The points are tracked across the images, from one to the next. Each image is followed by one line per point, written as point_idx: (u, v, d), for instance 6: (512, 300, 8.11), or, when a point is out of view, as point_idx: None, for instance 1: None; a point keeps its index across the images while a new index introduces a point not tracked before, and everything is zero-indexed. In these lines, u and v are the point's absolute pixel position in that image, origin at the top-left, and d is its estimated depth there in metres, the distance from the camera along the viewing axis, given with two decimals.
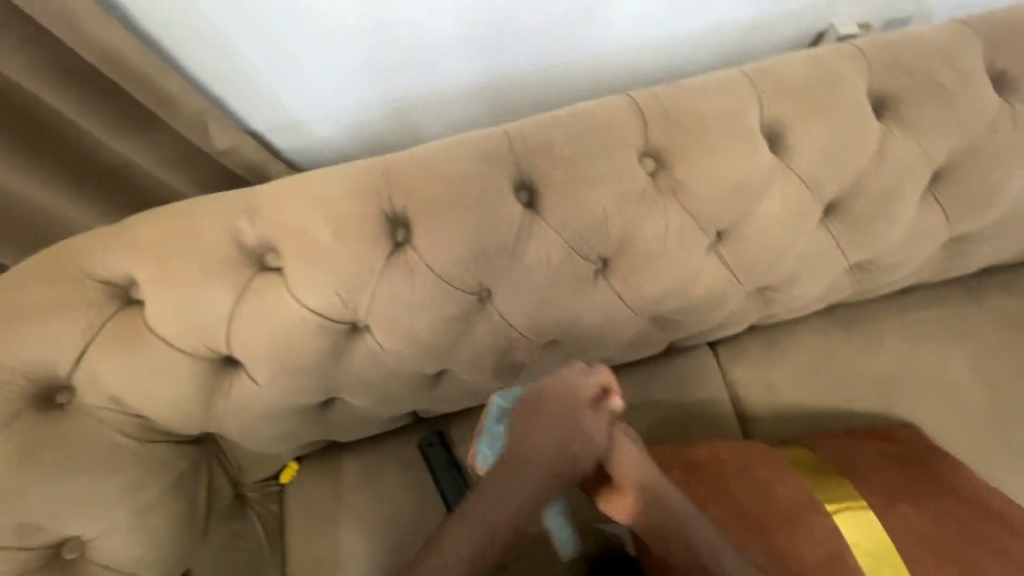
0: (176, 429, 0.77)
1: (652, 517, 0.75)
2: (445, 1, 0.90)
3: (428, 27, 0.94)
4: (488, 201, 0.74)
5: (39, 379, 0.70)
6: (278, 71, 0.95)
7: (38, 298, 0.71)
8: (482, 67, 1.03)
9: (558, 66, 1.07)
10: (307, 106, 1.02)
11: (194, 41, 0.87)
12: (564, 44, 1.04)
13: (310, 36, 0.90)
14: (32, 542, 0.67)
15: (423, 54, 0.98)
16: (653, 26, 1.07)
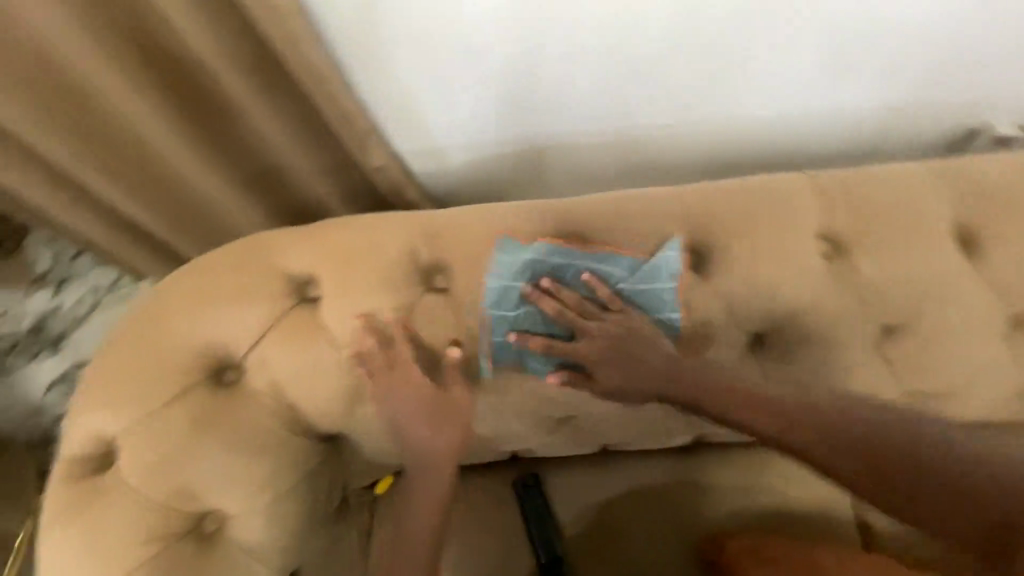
0: (319, 425, 0.81)
1: (829, 445, 0.69)
2: (606, 59, 0.96)
3: (582, 80, 1.00)
4: (657, 259, 0.75)
5: (216, 355, 0.77)
6: (435, 108, 1.04)
7: (232, 283, 0.77)
8: (612, 125, 1.09)
9: (689, 131, 1.12)
10: (451, 137, 1.10)
11: (379, 74, 0.96)
12: (704, 112, 1.08)
13: (476, 77, 0.98)
14: (186, 508, 0.73)
15: (568, 101, 1.04)
16: (810, 105, 1.08)
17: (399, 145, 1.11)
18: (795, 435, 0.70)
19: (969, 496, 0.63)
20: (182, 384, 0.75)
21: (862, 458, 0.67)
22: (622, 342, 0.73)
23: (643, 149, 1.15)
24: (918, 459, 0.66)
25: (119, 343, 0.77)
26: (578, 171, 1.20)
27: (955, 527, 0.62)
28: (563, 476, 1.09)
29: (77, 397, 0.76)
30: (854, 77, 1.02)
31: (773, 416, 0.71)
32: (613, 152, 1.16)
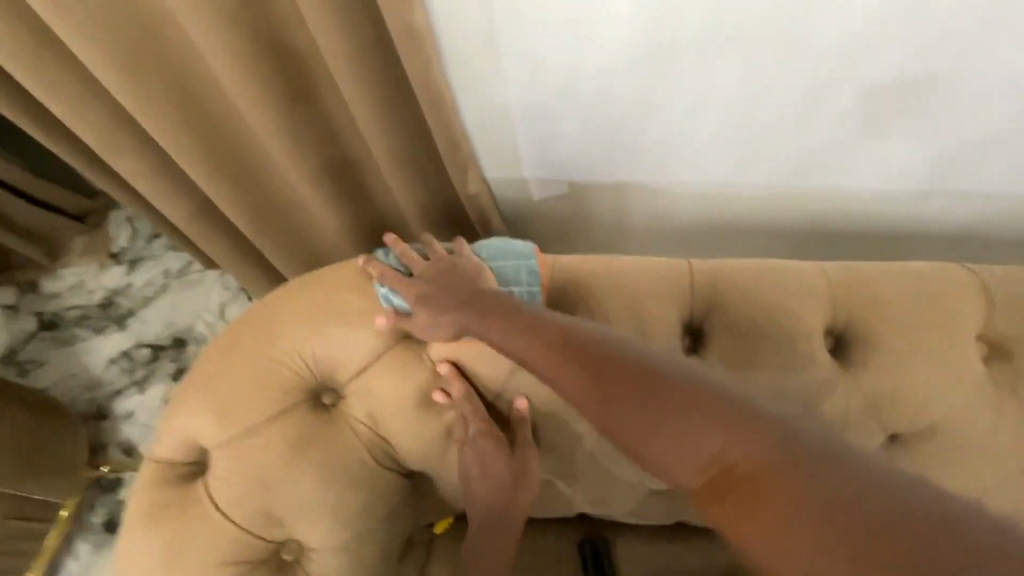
0: (410, 462, 0.78)
1: (579, 371, 0.58)
2: (722, 120, 0.88)
3: (698, 137, 0.92)
4: (799, 340, 0.70)
5: (319, 376, 0.75)
6: (535, 138, 0.97)
7: (345, 304, 0.75)
8: (719, 175, 1.00)
9: (808, 193, 1.01)
10: (540, 171, 1.05)
11: (478, 100, 0.91)
12: (831, 175, 0.96)
13: (580, 116, 0.92)
14: (269, 534, 0.71)
15: (671, 153, 0.97)
16: None
17: (488, 169, 1.06)
18: (593, 397, 0.57)
19: (783, 500, 0.45)
20: (282, 403, 0.73)
21: (682, 429, 0.52)
22: (451, 275, 0.69)
23: (751, 206, 1.06)
24: (766, 436, 0.49)
25: (222, 350, 0.76)
26: (671, 217, 1.12)
27: (707, 476, 0.50)
28: (635, 548, 1.01)
29: (175, 400, 0.75)
30: (1019, 165, 0.90)
31: (594, 377, 0.57)
32: (716, 205, 1.07)
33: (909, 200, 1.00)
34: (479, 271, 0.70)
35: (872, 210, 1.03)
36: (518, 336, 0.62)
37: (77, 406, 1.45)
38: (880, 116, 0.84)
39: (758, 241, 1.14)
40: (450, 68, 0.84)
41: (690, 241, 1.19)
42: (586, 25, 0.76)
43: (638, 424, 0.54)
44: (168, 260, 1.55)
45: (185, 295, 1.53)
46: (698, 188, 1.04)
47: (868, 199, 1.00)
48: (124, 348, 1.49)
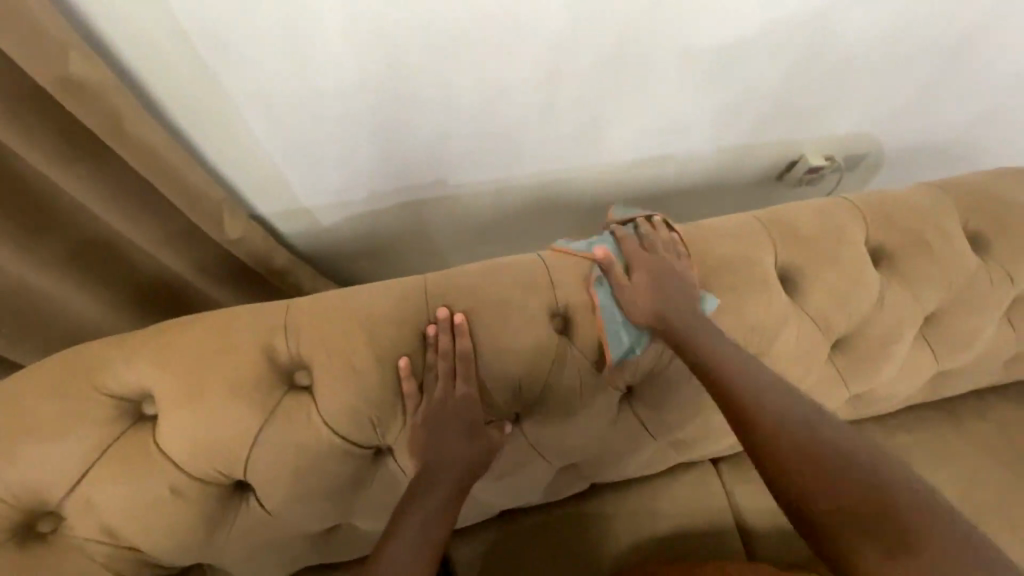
0: (173, 560, 0.70)
1: None
2: (462, 109, 0.96)
3: (447, 131, 1.00)
4: (527, 329, 0.77)
5: (22, 506, 0.64)
6: (291, 163, 0.98)
7: (42, 414, 0.65)
8: (487, 172, 1.12)
9: (565, 172, 1.18)
10: (314, 195, 1.06)
11: (224, 136, 0.89)
12: (577, 153, 1.13)
13: (327, 133, 0.94)
14: None
15: (434, 153, 1.03)
16: (656, 143, 1.16)
17: (261, 206, 1.05)
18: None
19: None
20: None
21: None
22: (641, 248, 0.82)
23: (525, 190, 1.20)
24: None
25: None
26: (460, 215, 1.21)
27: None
28: (468, 547, 1.05)
29: None
30: (699, 126, 1.14)
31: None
32: (495, 197, 1.19)
33: (631, 160, 1.19)
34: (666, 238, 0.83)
35: (619, 177, 1.23)
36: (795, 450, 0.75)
37: None
38: (589, 104, 1.02)
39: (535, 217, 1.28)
40: (173, 106, 0.82)
41: (486, 232, 1.29)
42: (306, 59, 0.81)
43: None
44: None
45: None
46: (473, 185, 1.14)
47: (597, 165, 1.18)
48: None
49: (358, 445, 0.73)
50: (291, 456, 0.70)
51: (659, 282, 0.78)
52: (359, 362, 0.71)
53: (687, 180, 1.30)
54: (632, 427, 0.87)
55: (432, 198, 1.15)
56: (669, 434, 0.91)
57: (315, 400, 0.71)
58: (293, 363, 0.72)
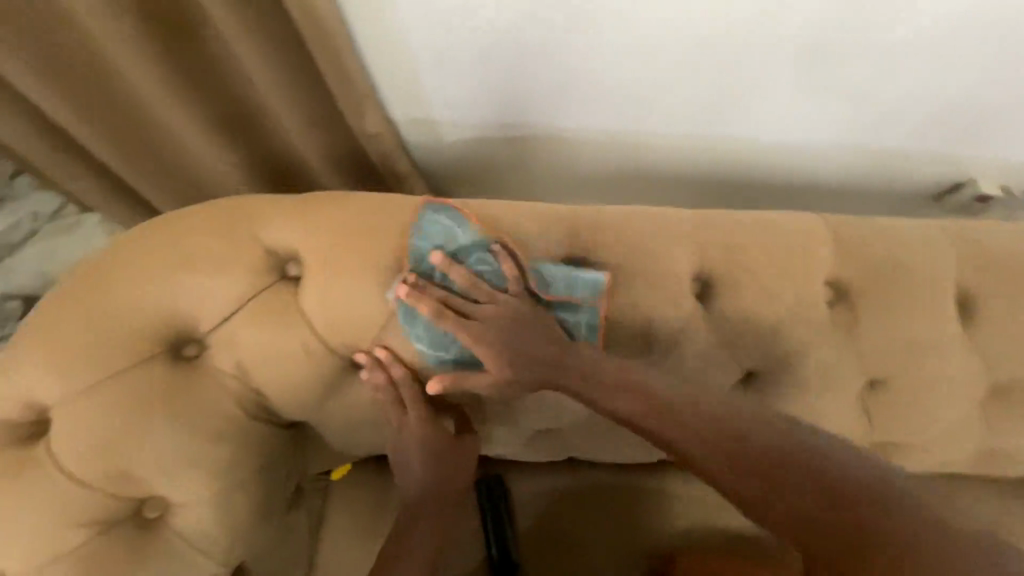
0: (286, 414, 0.74)
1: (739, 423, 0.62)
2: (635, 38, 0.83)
3: (608, 62, 0.87)
4: (667, 286, 0.73)
5: (176, 327, 0.70)
6: (436, 64, 0.88)
7: (208, 249, 0.70)
8: (633, 120, 0.99)
9: (721, 142, 1.04)
10: (444, 107, 0.96)
11: (380, 20, 0.80)
12: (741, 124, 0.99)
13: (484, 39, 0.83)
14: (123, 492, 0.66)
15: (584, 85, 0.91)
16: (824, 129, 1.00)
17: (390, 105, 0.95)
18: (699, 438, 0.62)
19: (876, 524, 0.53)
20: (136, 355, 0.68)
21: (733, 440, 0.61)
22: (806, 235, 0.76)
23: (666, 155, 1.07)
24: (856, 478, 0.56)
25: (62, 300, 0.69)
26: (587, 165, 1.10)
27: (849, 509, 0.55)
28: (527, 480, 1.07)
29: (7, 354, 0.68)
30: (883, 117, 0.97)
31: (683, 429, 0.64)
32: (629, 155, 1.07)
33: (787, 142, 1.03)
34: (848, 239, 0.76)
35: (775, 161, 1.08)
36: (594, 374, 0.68)
37: None
38: (773, 66, 0.87)
39: (658, 181, 1.15)
40: None
41: (607, 189, 1.18)
42: None
43: (749, 446, 0.61)
44: (36, 202, 1.35)
45: (55, 244, 1.34)
46: (614, 135, 1.02)
47: (751, 139, 1.03)
48: None
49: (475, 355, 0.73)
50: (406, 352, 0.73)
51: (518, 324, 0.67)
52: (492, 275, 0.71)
53: (832, 178, 1.14)
54: None
55: (561, 137, 1.03)
56: None
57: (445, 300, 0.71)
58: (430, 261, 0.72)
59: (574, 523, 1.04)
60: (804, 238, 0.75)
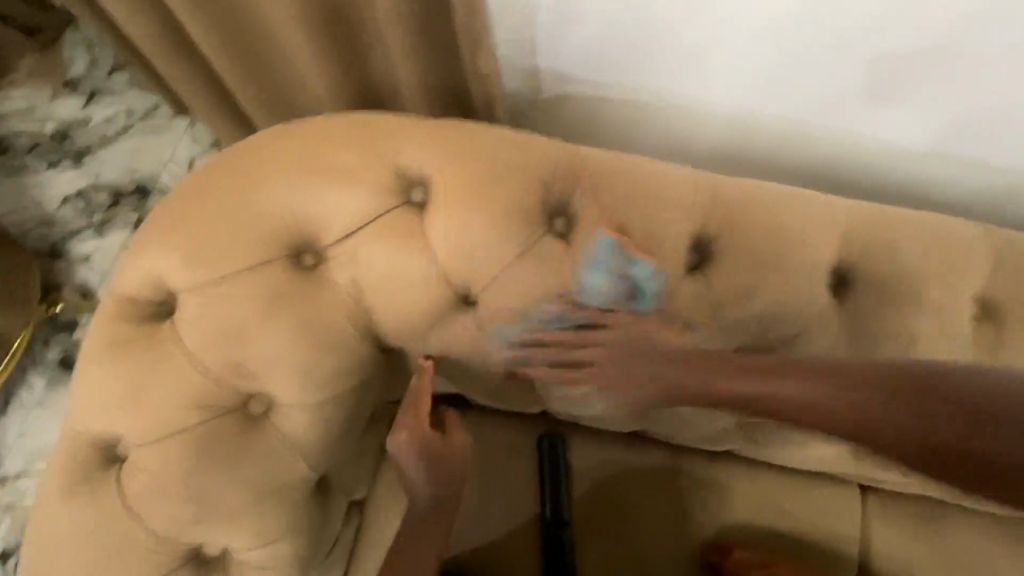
0: (390, 338, 0.74)
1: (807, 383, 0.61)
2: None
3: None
4: (804, 271, 0.69)
5: (302, 233, 0.70)
6: None
7: (343, 162, 0.70)
8: (778, 90, 0.75)
9: (884, 144, 0.82)
10: (554, 31, 0.72)
11: None
12: (920, 125, 0.77)
13: None
14: (236, 385, 0.68)
15: (745, 25, 0.67)
16: (1004, 142, 0.77)
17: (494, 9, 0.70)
18: (811, 394, 0.60)
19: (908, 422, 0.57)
20: (264, 254, 0.68)
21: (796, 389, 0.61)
22: (962, 242, 0.71)
23: (808, 149, 0.86)
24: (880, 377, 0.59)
25: (194, 190, 0.70)
26: (708, 149, 0.90)
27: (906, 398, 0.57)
28: (588, 447, 1.01)
29: (143, 234, 0.70)
30: None
31: (765, 371, 0.63)
32: (763, 143, 0.87)
33: (947, 151, 0.81)
34: (1007, 253, 0.71)
35: (940, 176, 0.87)
36: (645, 362, 0.67)
37: (29, 241, 1.30)
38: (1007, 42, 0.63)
39: (764, 169, 0.92)
40: None
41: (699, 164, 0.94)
42: None
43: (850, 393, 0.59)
44: (133, 100, 1.33)
45: (149, 143, 1.33)
46: (755, 117, 0.81)
47: (907, 141, 0.80)
48: (81, 188, 1.32)
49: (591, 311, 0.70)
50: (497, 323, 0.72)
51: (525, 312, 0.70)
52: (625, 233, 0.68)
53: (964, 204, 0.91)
54: None
55: (670, 98, 0.81)
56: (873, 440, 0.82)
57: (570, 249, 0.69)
58: (562, 209, 0.70)
59: (629, 500, 0.99)
60: (959, 244, 0.71)
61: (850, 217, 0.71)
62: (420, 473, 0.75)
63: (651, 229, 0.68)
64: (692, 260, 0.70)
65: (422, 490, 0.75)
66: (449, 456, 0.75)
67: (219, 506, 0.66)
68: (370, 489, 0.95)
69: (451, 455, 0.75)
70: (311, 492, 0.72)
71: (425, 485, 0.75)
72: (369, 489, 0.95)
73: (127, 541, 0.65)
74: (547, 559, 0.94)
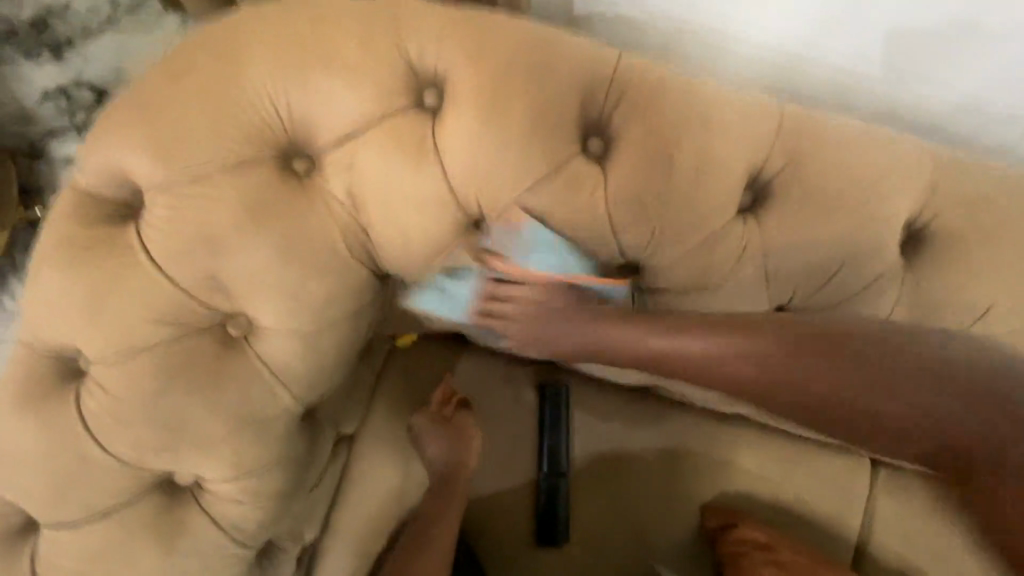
0: (389, 264, 0.65)
1: (763, 359, 0.59)
2: None
3: None
4: (876, 223, 0.59)
5: (292, 132, 0.60)
6: None
7: (343, 49, 0.58)
8: None
9: (957, 78, 0.70)
10: None
11: None
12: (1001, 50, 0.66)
13: None
14: (211, 301, 0.59)
15: None
16: None
17: None
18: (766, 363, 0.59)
19: (873, 399, 0.59)
20: (245, 154, 0.58)
21: (796, 364, 0.59)
22: None
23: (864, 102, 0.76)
24: (903, 353, 0.58)
25: (167, 70, 0.59)
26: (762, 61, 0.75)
27: (863, 364, 0.59)
28: (590, 400, 0.95)
29: (104, 118, 0.60)
30: None
31: (760, 360, 0.59)
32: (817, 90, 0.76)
33: None
34: None
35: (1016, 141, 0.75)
36: (590, 325, 0.62)
37: None
38: None
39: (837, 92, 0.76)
40: None
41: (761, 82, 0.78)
42: None
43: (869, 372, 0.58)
44: None
45: None
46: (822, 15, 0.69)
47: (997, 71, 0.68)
48: None
49: (620, 248, 0.61)
50: (512, 257, 0.63)
51: (547, 313, 0.64)
52: (672, 161, 0.58)
53: None
54: None
55: None
56: None
57: (606, 176, 0.59)
58: (600, 127, 0.60)
59: (628, 465, 0.93)
60: None
61: (933, 165, 0.61)
62: (438, 449, 0.84)
63: (704, 160, 0.58)
64: (744, 200, 0.60)
65: (434, 460, 0.84)
66: (461, 445, 0.84)
67: (189, 434, 0.60)
68: (359, 425, 0.89)
69: (463, 434, 0.84)
70: (294, 425, 0.66)
71: (440, 460, 0.83)
72: (359, 424, 0.89)
73: (86, 463, 0.59)
74: (541, 514, 0.90)
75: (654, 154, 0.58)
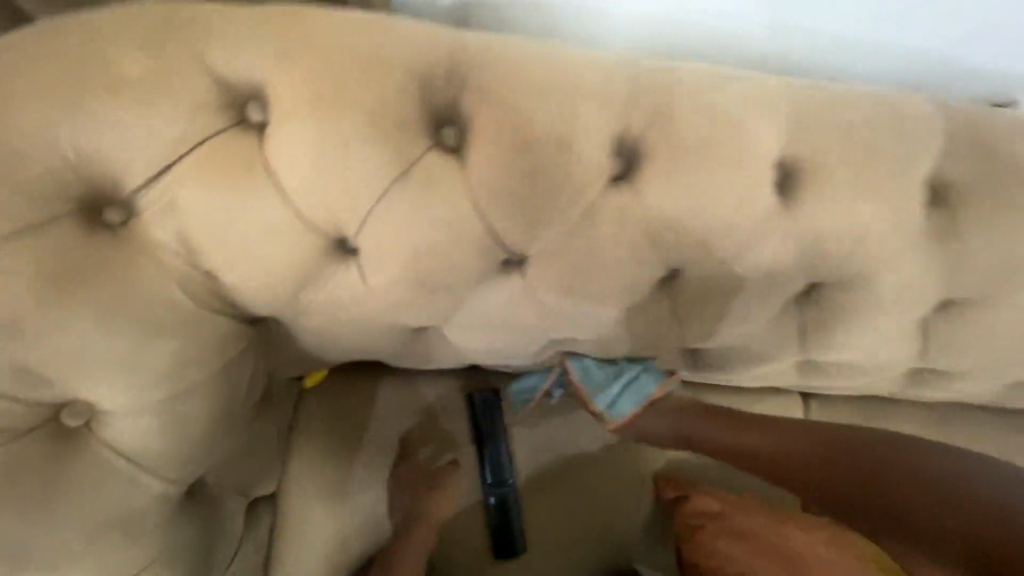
0: (249, 308, 0.58)
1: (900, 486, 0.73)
2: None
3: None
4: (744, 173, 0.58)
5: (88, 181, 0.50)
6: None
7: (131, 77, 0.49)
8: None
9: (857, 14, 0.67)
10: None
11: None
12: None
13: None
14: (32, 394, 0.50)
15: None
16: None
17: None
18: (843, 468, 0.77)
19: (893, 500, 0.73)
20: (35, 217, 0.49)
21: (811, 461, 0.79)
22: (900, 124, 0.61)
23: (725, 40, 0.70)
24: (922, 471, 0.73)
25: None
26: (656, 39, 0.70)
27: (888, 467, 0.75)
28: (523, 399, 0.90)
29: None
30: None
31: (849, 461, 0.77)
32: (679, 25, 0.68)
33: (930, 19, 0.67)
34: (958, 128, 0.62)
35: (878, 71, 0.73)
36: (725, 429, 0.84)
37: None
38: None
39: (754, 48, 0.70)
40: None
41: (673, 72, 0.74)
42: None
43: (901, 506, 0.72)
44: None
45: None
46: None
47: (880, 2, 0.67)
48: None
49: (497, 243, 0.57)
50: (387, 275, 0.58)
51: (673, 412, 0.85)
52: (534, 139, 0.54)
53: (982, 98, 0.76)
54: (785, 335, 0.72)
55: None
56: (821, 356, 0.75)
57: (464, 170, 0.54)
58: (447, 118, 0.53)
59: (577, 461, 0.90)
60: (906, 124, 0.61)
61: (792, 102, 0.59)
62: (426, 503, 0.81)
63: (562, 136, 0.54)
64: (614, 169, 0.56)
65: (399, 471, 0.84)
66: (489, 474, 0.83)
67: (37, 550, 0.51)
68: (281, 477, 0.82)
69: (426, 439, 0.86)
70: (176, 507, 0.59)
71: (410, 506, 0.82)
72: (281, 476, 0.82)
73: None
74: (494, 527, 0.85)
75: (508, 139, 0.53)
